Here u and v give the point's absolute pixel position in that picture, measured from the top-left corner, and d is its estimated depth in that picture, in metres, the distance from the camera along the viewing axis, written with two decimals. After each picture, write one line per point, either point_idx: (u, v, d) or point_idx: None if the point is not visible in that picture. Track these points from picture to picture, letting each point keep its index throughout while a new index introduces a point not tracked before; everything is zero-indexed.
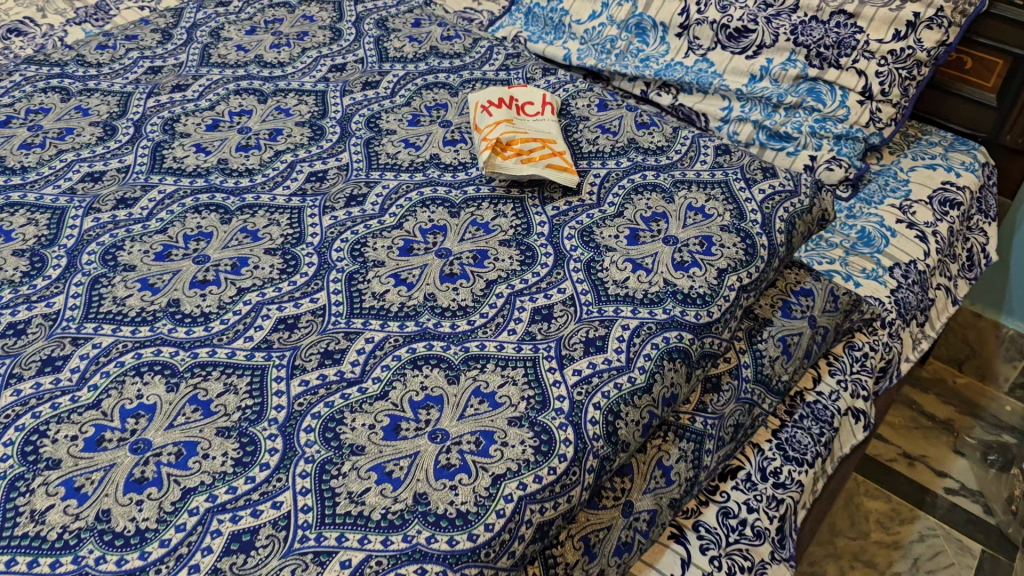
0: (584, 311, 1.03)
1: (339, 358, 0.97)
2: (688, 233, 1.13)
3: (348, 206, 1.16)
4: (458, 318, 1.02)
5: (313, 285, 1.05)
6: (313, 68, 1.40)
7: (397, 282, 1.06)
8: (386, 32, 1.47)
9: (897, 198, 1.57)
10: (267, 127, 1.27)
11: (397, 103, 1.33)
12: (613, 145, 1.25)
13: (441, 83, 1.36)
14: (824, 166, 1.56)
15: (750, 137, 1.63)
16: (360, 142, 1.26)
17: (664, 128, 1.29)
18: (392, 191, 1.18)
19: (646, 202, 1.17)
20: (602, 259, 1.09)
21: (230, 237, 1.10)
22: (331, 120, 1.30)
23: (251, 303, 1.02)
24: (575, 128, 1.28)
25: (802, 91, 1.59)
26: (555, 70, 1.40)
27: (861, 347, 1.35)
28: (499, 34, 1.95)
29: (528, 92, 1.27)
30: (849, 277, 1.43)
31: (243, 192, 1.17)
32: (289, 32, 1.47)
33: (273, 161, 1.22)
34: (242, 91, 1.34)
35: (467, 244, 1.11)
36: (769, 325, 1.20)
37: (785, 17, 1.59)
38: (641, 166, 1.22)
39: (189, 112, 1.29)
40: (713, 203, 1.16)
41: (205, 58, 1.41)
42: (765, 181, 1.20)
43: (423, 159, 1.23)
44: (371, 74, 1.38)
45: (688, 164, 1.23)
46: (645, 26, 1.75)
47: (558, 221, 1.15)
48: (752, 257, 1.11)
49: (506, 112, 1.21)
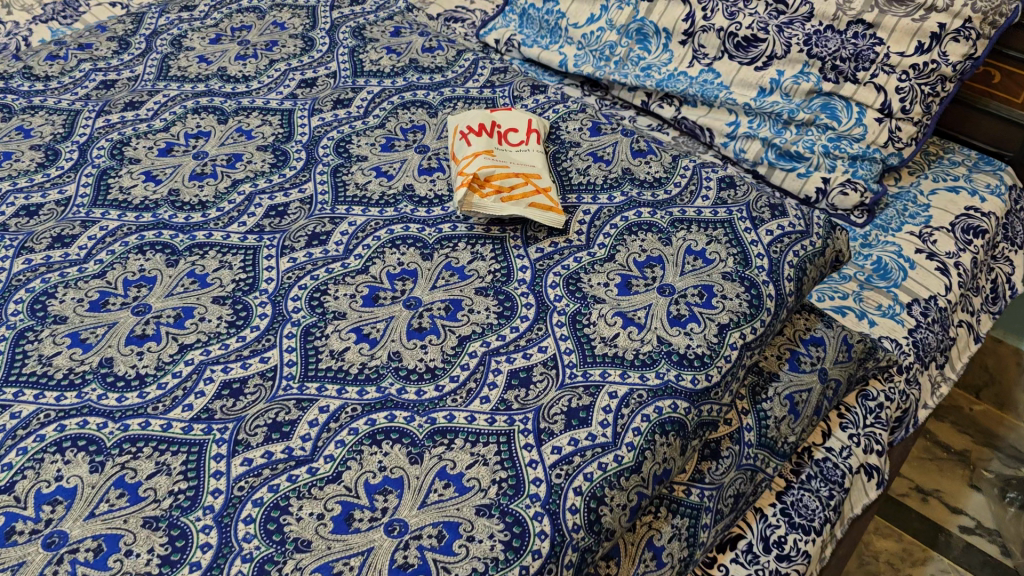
0: (566, 375, 0.92)
1: (288, 431, 0.86)
2: (685, 281, 1.01)
3: (309, 245, 1.04)
4: (424, 383, 0.91)
5: (265, 341, 0.94)
6: (281, 83, 1.28)
7: (358, 338, 0.95)
8: (362, 42, 1.35)
9: (917, 224, 1.45)
10: (225, 152, 1.16)
11: (370, 124, 1.21)
12: (605, 177, 1.13)
13: (420, 102, 1.24)
14: (838, 190, 1.45)
15: (758, 156, 1.51)
16: (327, 170, 1.14)
17: (663, 156, 1.17)
18: (358, 228, 1.07)
19: (640, 244, 1.05)
20: (589, 312, 0.98)
21: (175, 283, 0.99)
22: (297, 144, 1.18)
23: (193, 364, 0.91)
24: (565, 156, 1.16)
25: (816, 106, 1.46)
26: (544, 88, 1.28)
27: (875, 396, 1.23)
28: (490, 37, 1.82)
29: (513, 116, 1.15)
30: (863, 315, 1.31)
31: (194, 229, 1.05)
32: (256, 41, 1.35)
33: (229, 193, 1.10)
34: (200, 110, 1.22)
35: (439, 293, 1.00)
36: (775, 380, 1.08)
37: (798, 26, 1.45)
38: (636, 202, 1.10)
39: (140, 134, 1.18)
40: (715, 246, 1.05)
41: (163, 71, 1.29)
42: (773, 219, 1.08)
43: (396, 191, 1.12)
44: (343, 91, 1.27)
45: (687, 199, 1.11)
46: (646, 31, 1.62)
47: (542, 266, 1.03)
48: (757, 310, 0.99)
49: (486, 141, 1.09)
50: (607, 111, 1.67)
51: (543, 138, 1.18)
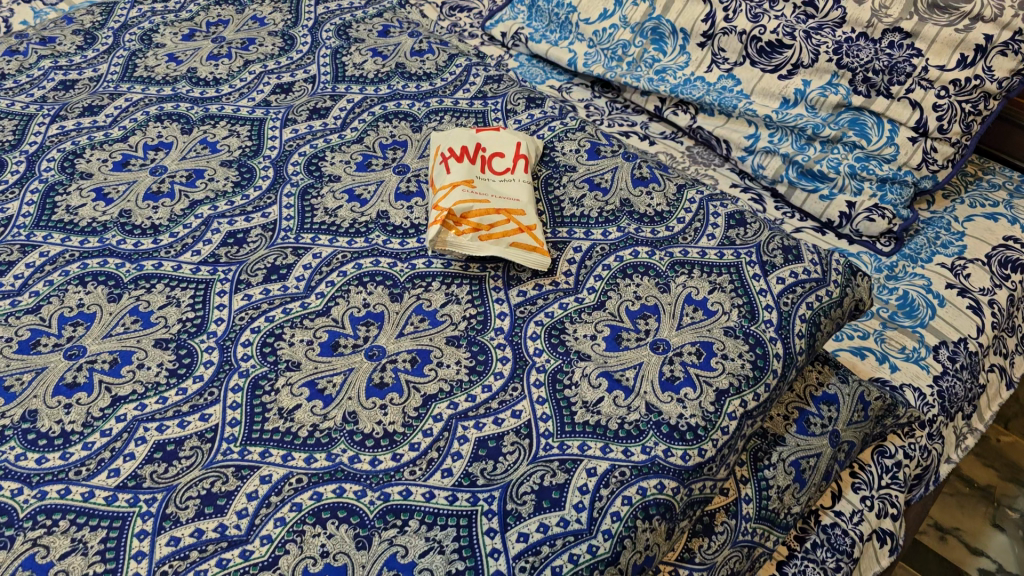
0: (540, 447, 0.82)
1: (223, 505, 0.76)
2: (682, 337, 0.90)
3: (267, 280, 0.94)
4: (381, 451, 0.81)
5: (207, 395, 0.84)
6: (254, 88, 1.17)
7: (311, 394, 0.85)
8: (346, 43, 1.24)
9: (949, 254, 1.32)
10: (185, 167, 1.06)
11: (347, 138, 1.10)
12: (601, 209, 1.02)
13: (403, 114, 1.14)
14: (864, 215, 1.31)
15: (778, 173, 1.38)
16: (295, 192, 1.04)
17: (667, 185, 1.06)
18: (323, 262, 0.97)
19: (634, 289, 0.94)
20: (572, 370, 0.87)
21: (116, 321, 0.90)
22: (264, 160, 1.08)
23: (125, 420, 0.82)
24: (558, 182, 1.05)
25: (844, 122, 1.33)
26: (541, 101, 1.16)
27: (893, 453, 1.11)
28: (496, 30, 1.69)
29: (499, 139, 1.03)
30: (884, 359, 1.19)
31: (142, 257, 0.96)
32: (232, 38, 1.25)
33: (185, 215, 1.01)
34: (164, 117, 1.12)
35: (406, 342, 0.89)
36: (781, 445, 0.97)
37: (828, 33, 1.32)
38: (634, 240, 0.99)
39: (95, 144, 1.08)
40: (717, 296, 0.93)
41: (128, 70, 1.19)
42: (786, 264, 0.97)
43: (368, 219, 1.01)
44: (321, 98, 1.16)
45: (691, 237, 0.99)
46: (663, 31, 1.49)
47: (522, 313, 0.92)
48: (761, 372, 0.88)
49: (467, 168, 0.97)
50: (618, 116, 1.55)
51: (535, 161, 1.07)
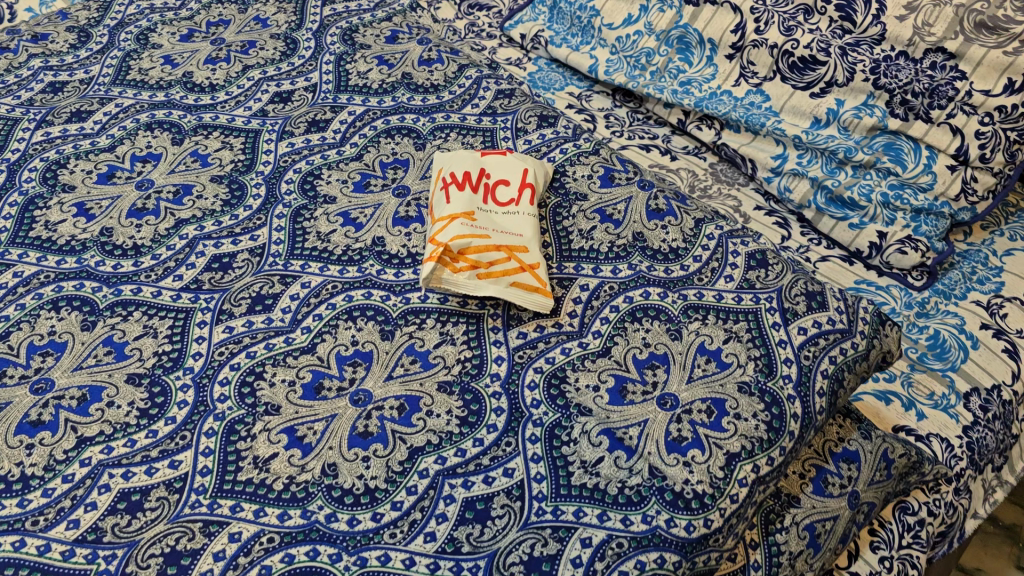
0: (532, 511, 0.75)
1: (187, 565, 0.70)
2: (693, 392, 0.83)
3: (251, 311, 0.89)
4: (360, 509, 0.75)
5: (179, 440, 0.79)
6: (252, 96, 1.11)
7: (290, 442, 0.79)
8: (351, 49, 1.18)
9: (985, 291, 1.24)
10: (173, 182, 1.00)
11: (346, 155, 1.04)
12: (611, 243, 0.95)
13: (407, 129, 1.07)
14: (895, 247, 1.23)
15: (805, 198, 1.30)
16: (287, 213, 0.98)
17: (684, 218, 0.98)
18: (311, 292, 0.91)
19: (643, 336, 0.87)
20: (571, 425, 0.81)
21: (88, 352, 0.84)
22: (257, 176, 1.02)
23: (90, 464, 0.77)
24: (567, 211, 0.98)
25: (878, 146, 1.25)
26: (554, 119, 1.09)
27: (916, 510, 1.04)
28: (515, 31, 1.61)
29: (505, 165, 0.96)
30: (910, 405, 1.11)
31: (121, 281, 0.91)
32: (232, 40, 1.18)
33: (169, 235, 0.95)
34: (154, 126, 1.07)
35: (394, 386, 0.83)
36: (795, 505, 0.90)
37: (865, 50, 1.23)
38: (645, 279, 0.92)
39: (81, 153, 1.03)
40: (733, 346, 0.86)
41: (121, 73, 1.14)
42: (809, 311, 0.89)
43: (362, 246, 0.95)
44: (321, 109, 1.09)
45: (707, 278, 0.92)
46: (689, 41, 1.41)
47: (520, 358, 0.86)
48: (776, 435, 0.80)
49: (468, 197, 0.90)
50: (638, 128, 1.47)
51: (543, 187, 0.99)
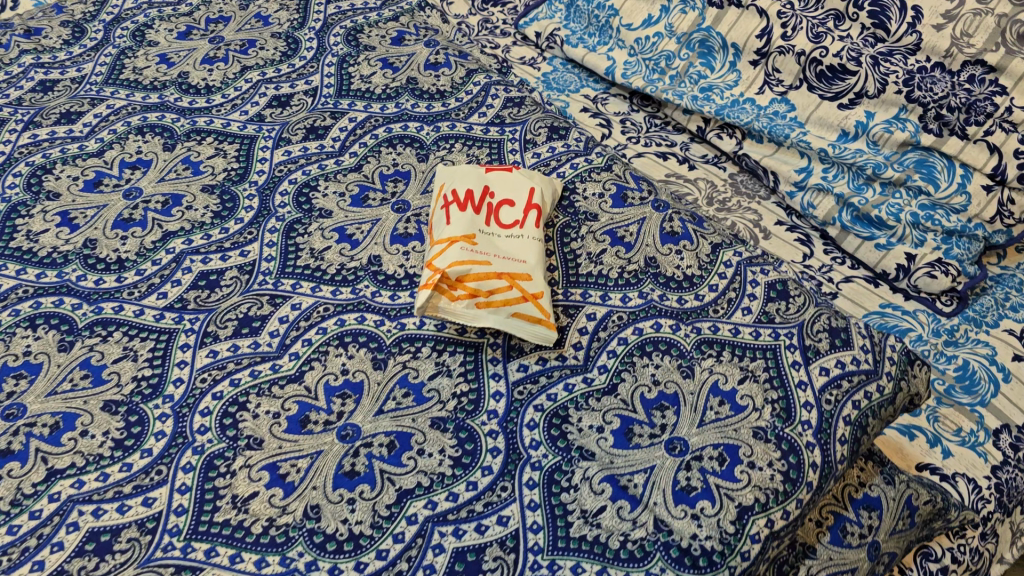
0: (527, 565, 0.70)
1: None
2: (703, 437, 0.77)
3: (237, 335, 0.84)
4: (342, 557, 0.70)
5: (154, 475, 0.74)
6: (249, 99, 1.06)
7: (272, 481, 0.74)
8: (355, 50, 1.12)
9: (1019, 319, 1.17)
10: (162, 191, 0.95)
11: (345, 165, 0.99)
12: (621, 269, 0.89)
13: (410, 138, 1.02)
14: (924, 271, 1.16)
15: (830, 215, 1.23)
16: (280, 227, 0.93)
17: (700, 242, 0.92)
18: (301, 315, 0.86)
19: (652, 373, 0.81)
20: (572, 469, 0.75)
21: (63, 375, 0.80)
22: (250, 187, 0.97)
23: (58, 500, 0.72)
24: (576, 232, 0.92)
25: (909, 162, 1.17)
26: (565, 131, 1.03)
27: (939, 556, 0.99)
28: (530, 30, 1.54)
29: (511, 183, 0.90)
30: (935, 442, 1.05)
31: (102, 298, 0.86)
32: (231, 39, 1.13)
33: (155, 249, 0.90)
34: (146, 130, 1.02)
35: (385, 421, 0.78)
36: (810, 558, 0.84)
37: (899, 61, 1.16)
38: (656, 309, 0.86)
39: (68, 158, 0.98)
40: (749, 387, 0.80)
41: (114, 72, 1.09)
42: (832, 350, 0.83)
43: (357, 264, 0.90)
44: (320, 115, 1.04)
45: (723, 310, 0.86)
46: (711, 45, 1.34)
47: (520, 394, 0.80)
48: (793, 486, 0.75)
49: (469, 219, 0.84)
50: (656, 134, 1.41)
51: (551, 206, 0.94)
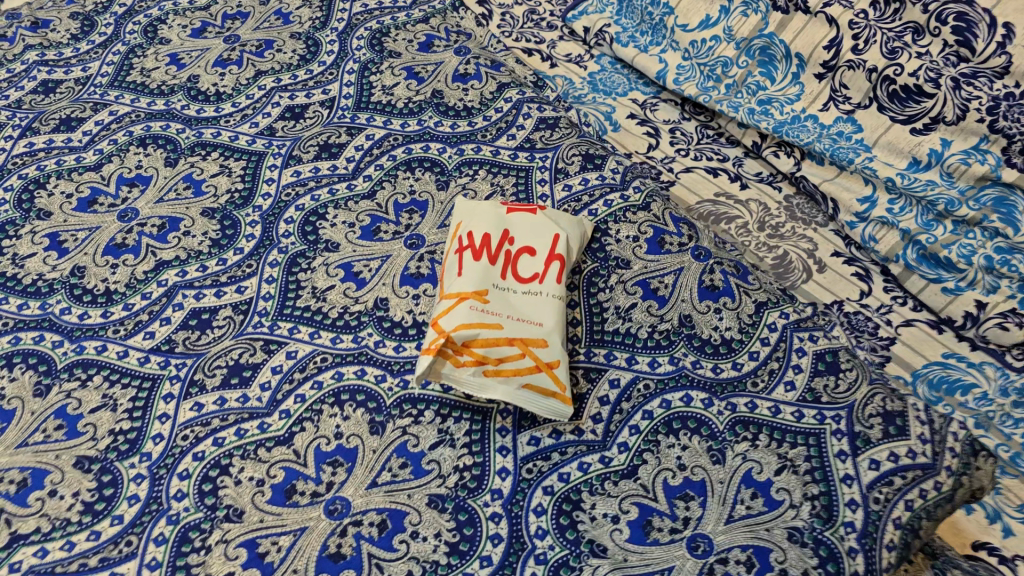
0: None
1: None
2: (730, 535, 0.68)
3: (225, 386, 0.78)
4: None
5: (122, 547, 0.68)
6: (261, 109, 0.98)
7: (249, 560, 0.67)
8: (379, 56, 1.03)
9: None
10: (159, 213, 0.89)
11: (357, 191, 0.91)
12: (652, 328, 0.80)
13: (430, 161, 0.93)
14: (995, 321, 1.04)
15: (893, 252, 1.11)
16: (281, 261, 0.86)
17: (743, 299, 0.82)
18: (296, 365, 0.79)
19: (679, 456, 0.72)
20: (581, 566, 0.67)
21: (37, 425, 0.74)
22: (253, 211, 0.90)
23: (19, 570, 0.67)
24: (604, 282, 0.83)
25: (986, 200, 1.04)
26: (601, 160, 0.93)
27: None
28: (578, 23, 1.43)
29: (533, 228, 0.82)
30: (996, 517, 0.94)
31: (84, 336, 0.81)
32: (247, 39, 1.06)
33: (146, 280, 0.84)
34: (148, 141, 0.95)
35: (377, 496, 0.71)
36: None
37: (984, 84, 1.03)
38: (688, 378, 0.77)
39: (63, 171, 0.92)
40: (786, 478, 0.71)
41: (121, 73, 1.02)
42: (886, 440, 0.73)
43: (362, 309, 0.83)
44: (336, 131, 0.96)
45: (764, 383, 0.77)
46: (773, 53, 1.22)
47: (528, 474, 0.72)
48: None
49: (483, 270, 0.76)
50: (706, 146, 1.28)
51: (579, 250, 0.84)
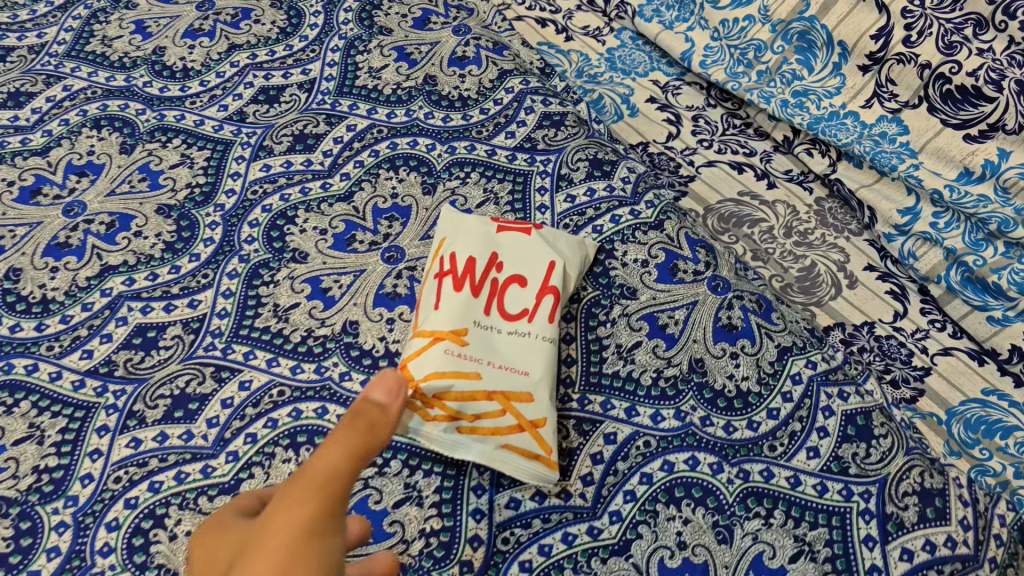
0: None
1: None
2: None
3: (168, 419, 0.69)
4: None
5: None
6: (232, 89, 0.87)
7: None
8: (367, 32, 0.92)
9: None
10: (109, 209, 0.79)
11: (332, 192, 0.80)
12: (658, 374, 0.70)
13: (417, 160, 0.82)
14: None
15: (934, 272, 0.93)
16: (242, 271, 0.76)
17: (764, 343, 0.71)
18: (249, 398, 0.70)
19: (679, 530, 0.63)
20: None
21: None
22: (215, 211, 0.79)
23: None
24: (605, 315, 0.73)
25: None
26: (611, 166, 0.82)
27: None
28: None
29: (528, 252, 0.71)
30: None
31: (15, 352, 0.71)
32: (223, 6, 0.94)
33: (88, 288, 0.75)
34: (103, 123, 0.84)
35: None
36: None
37: None
38: (694, 436, 0.67)
39: (6, 153, 0.82)
40: (802, 567, 0.61)
41: (79, 41, 0.91)
42: (920, 525, 0.63)
43: (327, 333, 0.73)
44: (313, 118, 0.85)
45: (782, 447, 0.67)
46: (811, 39, 1.02)
47: (504, 544, 0.62)
48: None
49: (464, 303, 0.66)
50: (732, 137, 1.13)
51: (578, 275, 0.74)
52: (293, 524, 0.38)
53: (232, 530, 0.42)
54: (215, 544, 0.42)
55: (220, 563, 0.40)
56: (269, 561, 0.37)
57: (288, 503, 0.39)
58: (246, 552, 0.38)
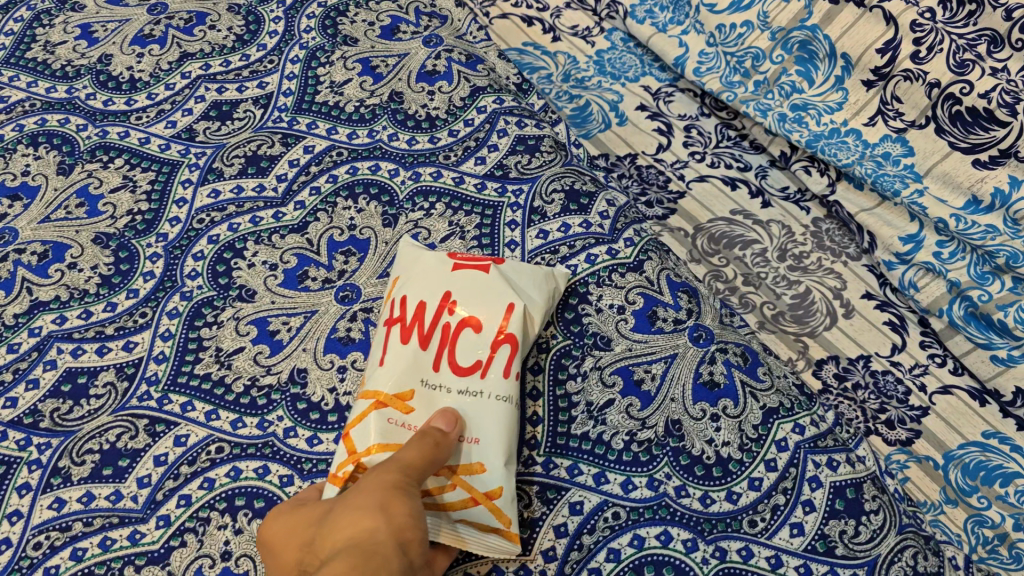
0: None
1: None
2: None
3: (95, 478, 0.62)
4: None
5: None
6: (182, 103, 0.82)
7: None
8: (331, 42, 0.87)
9: None
10: (42, 237, 0.73)
11: (285, 222, 0.74)
12: (630, 438, 0.64)
13: (379, 187, 0.76)
14: None
15: (935, 305, 0.78)
16: (183, 310, 0.70)
17: (748, 403, 0.65)
18: (185, 456, 0.63)
19: None
20: None
21: None
22: (157, 241, 0.73)
23: None
24: (576, 368, 0.67)
25: None
26: (588, 199, 0.76)
27: None
28: None
29: (485, 290, 0.65)
30: None
31: None
32: (176, 10, 0.89)
33: (15, 327, 0.69)
34: (41, 140, 0.79)
35: None
36: None
37: None
38: (668, 509, 0.61)
39: None
40: None
41: (20, 47, 0.87)
42: None
43: (272, 382, 0.66)
44: (268, 138, 0.79)
45: (765, 522, 0.61)
46: (815, 51, 0.86)
47: None
48: None
49: (409, 358, 0.61)
50: (726, 151, 0.96)
51: (547, 305, 0.67)
52: (387, 483, 0.51)
53: (299, 510, 0.53)
54: (291, 514, 0.53)
55: (302, 535, 0.50)
56: (371, 501, 0.49)
57: (374, 478, 0.51)
58: (340, 508, 0.50)
